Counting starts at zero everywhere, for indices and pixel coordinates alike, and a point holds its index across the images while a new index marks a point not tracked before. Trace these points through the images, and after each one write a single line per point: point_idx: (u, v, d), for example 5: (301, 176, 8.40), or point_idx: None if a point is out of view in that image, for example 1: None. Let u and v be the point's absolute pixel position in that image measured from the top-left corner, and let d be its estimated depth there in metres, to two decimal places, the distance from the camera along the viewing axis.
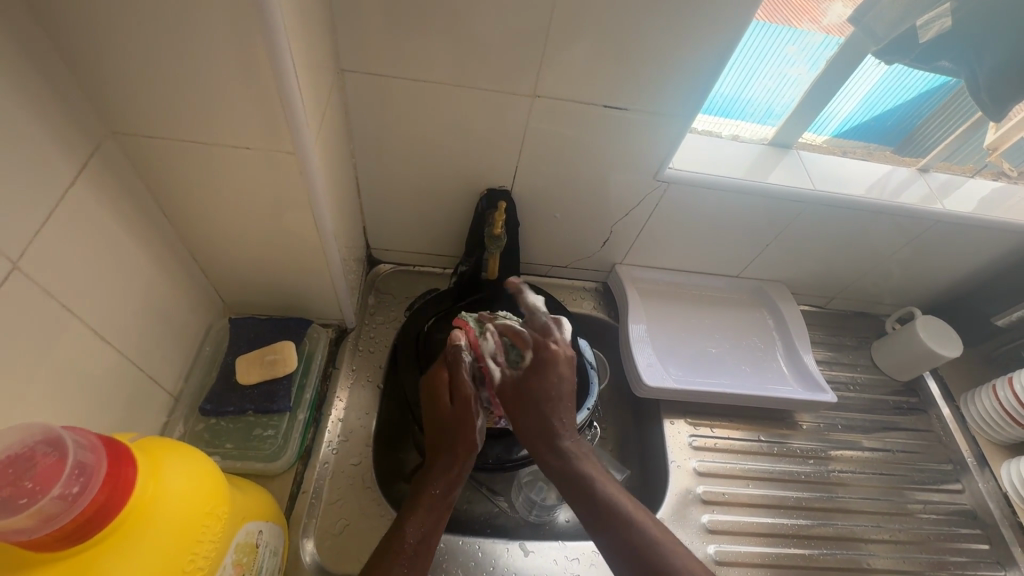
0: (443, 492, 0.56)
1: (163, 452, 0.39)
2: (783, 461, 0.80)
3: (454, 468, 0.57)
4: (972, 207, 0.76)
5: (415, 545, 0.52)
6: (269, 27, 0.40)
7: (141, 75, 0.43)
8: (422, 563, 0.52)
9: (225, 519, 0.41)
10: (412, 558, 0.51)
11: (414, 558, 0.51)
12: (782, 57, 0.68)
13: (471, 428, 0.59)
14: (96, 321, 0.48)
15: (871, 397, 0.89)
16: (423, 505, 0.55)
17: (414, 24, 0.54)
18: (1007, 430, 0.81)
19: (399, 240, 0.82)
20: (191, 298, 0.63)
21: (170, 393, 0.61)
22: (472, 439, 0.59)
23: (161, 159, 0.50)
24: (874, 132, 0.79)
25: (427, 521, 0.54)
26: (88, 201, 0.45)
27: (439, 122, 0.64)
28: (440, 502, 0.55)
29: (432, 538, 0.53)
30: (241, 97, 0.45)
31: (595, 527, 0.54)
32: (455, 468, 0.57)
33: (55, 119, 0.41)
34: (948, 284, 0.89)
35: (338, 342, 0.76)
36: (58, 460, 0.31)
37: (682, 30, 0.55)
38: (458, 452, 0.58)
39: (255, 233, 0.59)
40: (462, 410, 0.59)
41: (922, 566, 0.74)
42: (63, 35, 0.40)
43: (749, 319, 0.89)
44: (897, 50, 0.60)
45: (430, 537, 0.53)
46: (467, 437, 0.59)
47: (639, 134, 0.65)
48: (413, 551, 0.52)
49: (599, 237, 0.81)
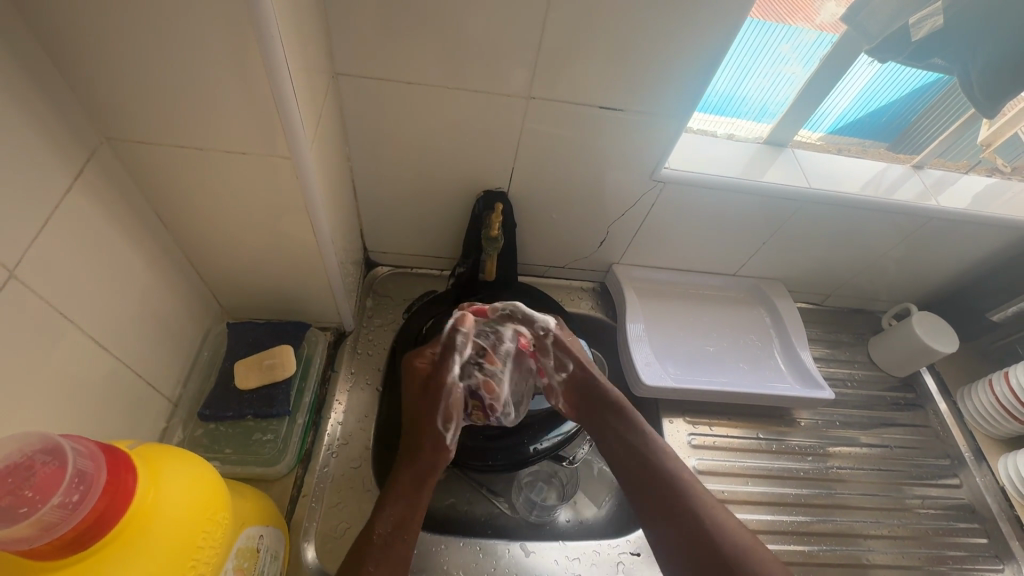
0: (414, 479, 0.58)
1: (162, 458, 0.39)
2: (782, 458, 0.80)
3: (426, 456, 0.60)
4: (965, 203, 0.77)
5: (386, 534, 0.53)
6: (263, 32, 0.40)
7: (136, 81, 0.43)
8: (398, 553, 0.53)
9: (226, 524, 0.41)
10: (384, 547, 0.53)
11: (384, 545, 0.53)
12: (776, 55, 0.68)
13: (434, 422, 0.61)
14: (94, 328, 0.48)
15: (868, 393, 0.89)
16: (391, 496, 0.56)
17: (408, 27, 0.54)
18: (1004, 425, 0.81)
19: (395, 242, 0.82)
20: (188, 303, 0.63)
21: (169, 399, 0.61)
22: (435, 429, 0.61)
23: (155, 164, 0.50)
24: (868, 129, 0.80)
25: (397, 509, 0.55)
26: (83, 207, 0.45)
27: (434, 124, 0.64)
28: (412, 487, 0.57)
29: (406, 526, 0.55)
30: (237, 101, 0.45)
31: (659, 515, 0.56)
32: (423, 457, 0.59)
33: (49, 124, 0.41)
34: (944, 279, 0.90)
35: (336, 346, 0.76)
36: (57, 469, 0.31)
37: (675, 29, 0.55)
38: (425, 445, 0.60)
39: (252, 237, 0.59)
40: (432, 398, 0.62)
41: (921, 561, 0.75)
42: (57, 42, 0.40)
43: (746, 317, 0.89)
44: (890, 48, 0.60)
45: (404, 528, 0.54)
46: (444, 431, 0.61)
47: (634, 134, 0.65)
48: (383, 541, 0.53)
49: (595, 237, 0.81)
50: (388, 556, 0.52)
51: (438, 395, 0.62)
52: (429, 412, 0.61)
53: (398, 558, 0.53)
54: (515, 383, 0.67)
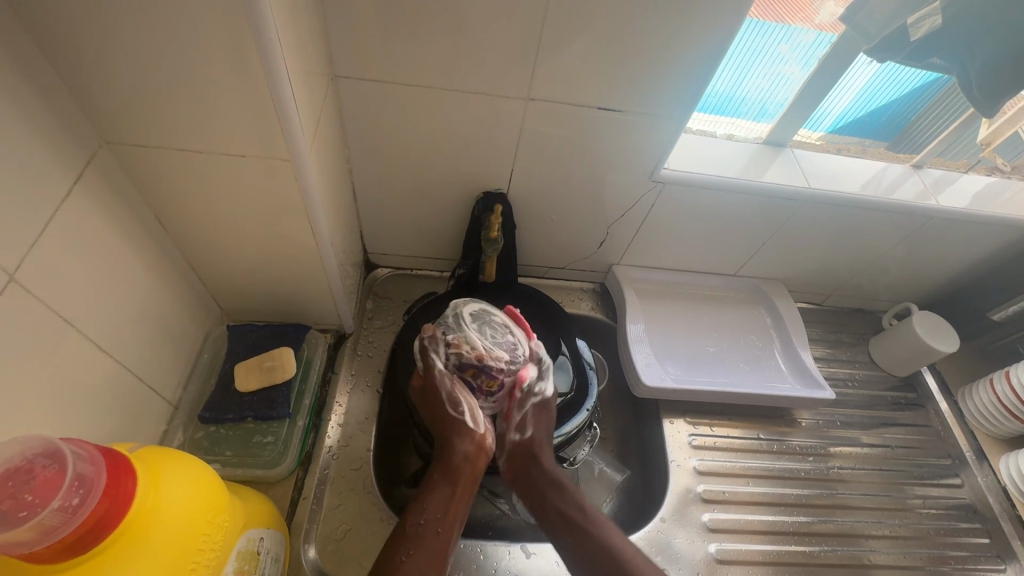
0: (446, 471, 0.59)
1: (161, 461, 0.39)
2: (783, 458, 0.80)
3: (459, 447, 0.61)
4: (966, 202, 0.77)
5: (419, 525, 0.55)
6: (262, 34, 0.40)
7: (135, 84, 0.43)
8: (433, 544, 0.54)
9: (226, 527, 0.41)
10: (416, 537, 0.54)
11: (415, 534, 0.54)
12: (775, 55, 0.68)
13: (445, 412, 0.62)
14: (94, 332, 0.48)
15: (869, 393, 0.89)
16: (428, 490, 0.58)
17: (407, 29, 0.54)
18: (1005, 424, 0.81)
19: (395, 243, 0.82)
20: (188, 306, 0.63)
21: (169, 402, 0.61)
22: (450, 418, 0.62)
23: (155, 167, 0.50)
24: (869, 128, 0.80)
25: (436, 500, 0.57)
26: (83, 210, 0.45)
27: (434, 125, 0.64)
28: (445, 480, 0.59)
29: (442, 517, 0.56)
30: (237, 104, 0.45)
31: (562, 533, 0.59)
32: (455, 453, 0.61)
33: (48, 128, 0.41)
34: (944, 279, 0.90)
35: (337, 348, 0.76)
36: (57, 473, 0.31)
37: (673, 30, 0.55)
38: (450, 436, 0.62)
39: (252, 240, 0.59)
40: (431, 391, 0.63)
41: (922, 561, 0.75)
42: (56, 46, 0.40)
43: (746, 317, 0.89)
44: (889, 48, 0.60)
45: (440, 519, 0.56)
46: (465, 420, 0.62)
47: (633, 135, 0.65)
48: (417, 530, 0.54)
49: (595, 238, 0.81)
50: (421, 543, 0.53)
51: (434, 390, 0.63)
52: (438, 411, 0.62)
53: (431, 549, 0.53)
54: (500, 343, 0.62)
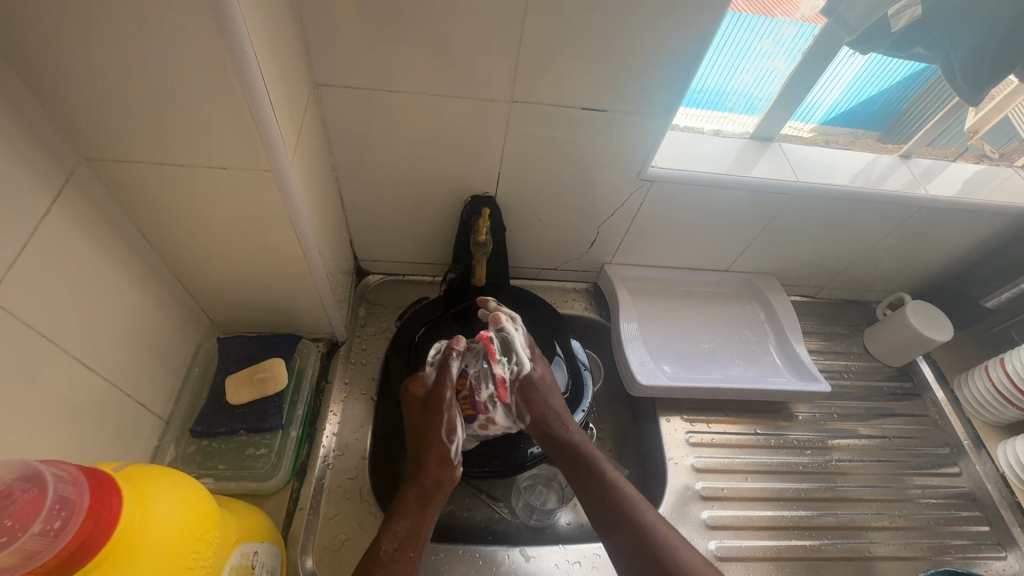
0: (420, 493, 0.58)
1: (150, 480, 0.38)
2: (782, 452, 0.80)
3: (431, 473, 0.59)
4: (955, 190, 0.77)
5: (392, 550, 0.54)
6: (236, 49, 0.40)
7: (110, 100, 0.43)
8: (405, 567, 0.53)
9: (216, 543, 0.41)
10: (391, 561, 0.53)
11: (392, 561, 0.53)
12: (759, 50, 0.68)
13: (437, 422, 0.60)
14: (81, 349, 0.48)
15: (866, 383, 0.89)
16: (400, 511, 0.57)
17: (384, 35, 0.54)
18: (1002, 411, 0.81)
19: (385, 250, 0.82)
20: (177, 320, 0.63)
21: (160, 417, 0.61)
22: (437, 441, 0.60)
23: (136, 182, 0.50)
24: (860, 118, 0.80)
25: (408, 523, 0.56)
26: (65, 227, 0.45)
27: (417, 131, 0.64)
28: (418, 504, 0.57)
29: (413, 541, 0.55)
30: (215, 116, 0.44)
31: (609, 528, 0.56)
32: (429, 474, 0.59)
33: (26, 147, 0.41)
34: (936, 268, 0.90)
35: (329, 357, 0.76)
36: (37, 496, 0.31)
37: (652, 30, 0.55)
38: (428, 461, 0.60)
39: (238, 251, 0.59)
40: (429, 414, 0.61)
41: (924, 552, 0.74)
42: (30, 66, 0.40)
43: (739, 311, 0.89)
44: (871, 40, 0.59)
45: (409, 544, 0.55)
46: (449, 450, 0.60)
47: (618, 134, 0.65)
48: (391, 557, 0.53)
49: (587, 238, 0.81)
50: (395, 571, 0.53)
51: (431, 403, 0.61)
52: (428, 423, 0.60)
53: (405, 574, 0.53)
54: None
